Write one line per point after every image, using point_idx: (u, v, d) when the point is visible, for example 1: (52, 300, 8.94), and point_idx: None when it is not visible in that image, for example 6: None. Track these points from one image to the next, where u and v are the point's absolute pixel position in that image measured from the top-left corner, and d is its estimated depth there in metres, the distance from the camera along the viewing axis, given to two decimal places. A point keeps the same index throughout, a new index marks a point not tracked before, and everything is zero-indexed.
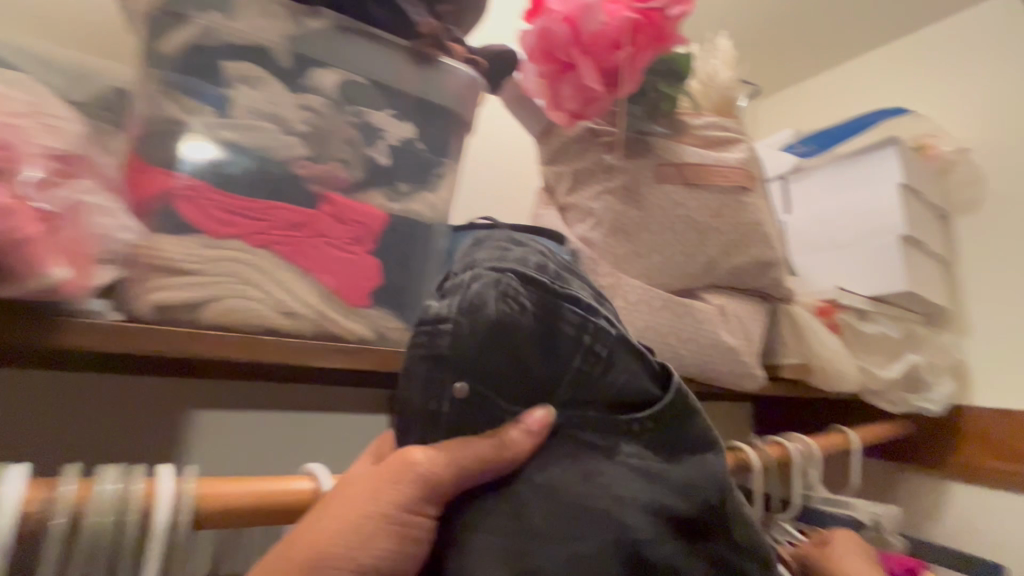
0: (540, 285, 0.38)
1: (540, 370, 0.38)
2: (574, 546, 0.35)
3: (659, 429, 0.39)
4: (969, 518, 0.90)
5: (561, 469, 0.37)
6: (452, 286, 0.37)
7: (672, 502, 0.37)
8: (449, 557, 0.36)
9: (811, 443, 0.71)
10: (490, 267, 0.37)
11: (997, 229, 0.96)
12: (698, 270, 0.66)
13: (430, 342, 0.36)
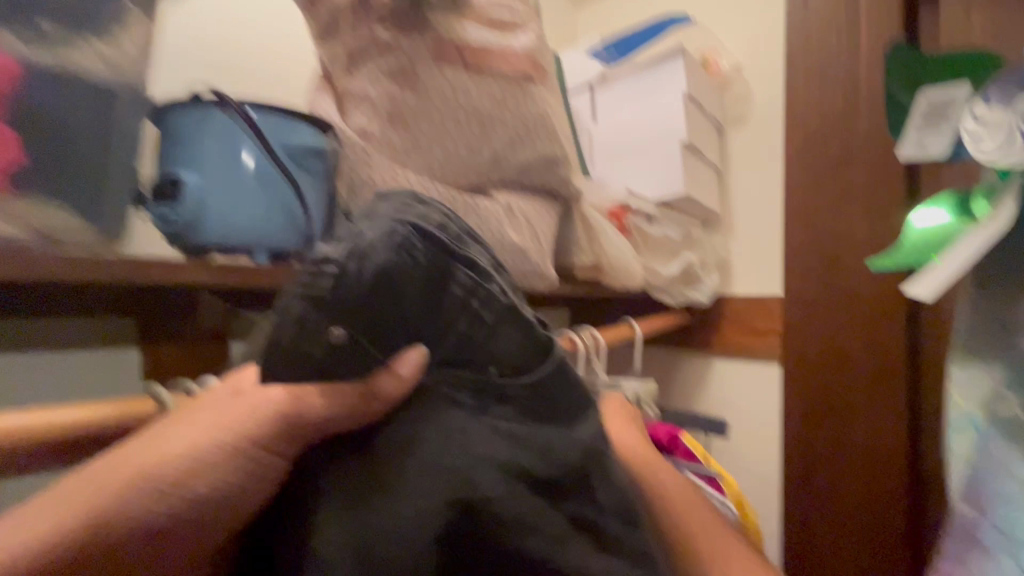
0: (437, 239, 0.34)
1: (427, 322, 0.34)
2: (413, 502, 0.30)
3: (537, 386, 0.36)
4: (725, 386, 1.09)
5: (432, 428, 0.32)
6: (352, 229, 0.32)
7: (528, 463, 0.33)
8: (295, 519, 0.31)
9: (597, 335, 0.75)
10: (394, 217, 0.33)
11: (758, 140, 1.09)
12: (483, 164, 0.62)
13: (312, 284, 0.30)
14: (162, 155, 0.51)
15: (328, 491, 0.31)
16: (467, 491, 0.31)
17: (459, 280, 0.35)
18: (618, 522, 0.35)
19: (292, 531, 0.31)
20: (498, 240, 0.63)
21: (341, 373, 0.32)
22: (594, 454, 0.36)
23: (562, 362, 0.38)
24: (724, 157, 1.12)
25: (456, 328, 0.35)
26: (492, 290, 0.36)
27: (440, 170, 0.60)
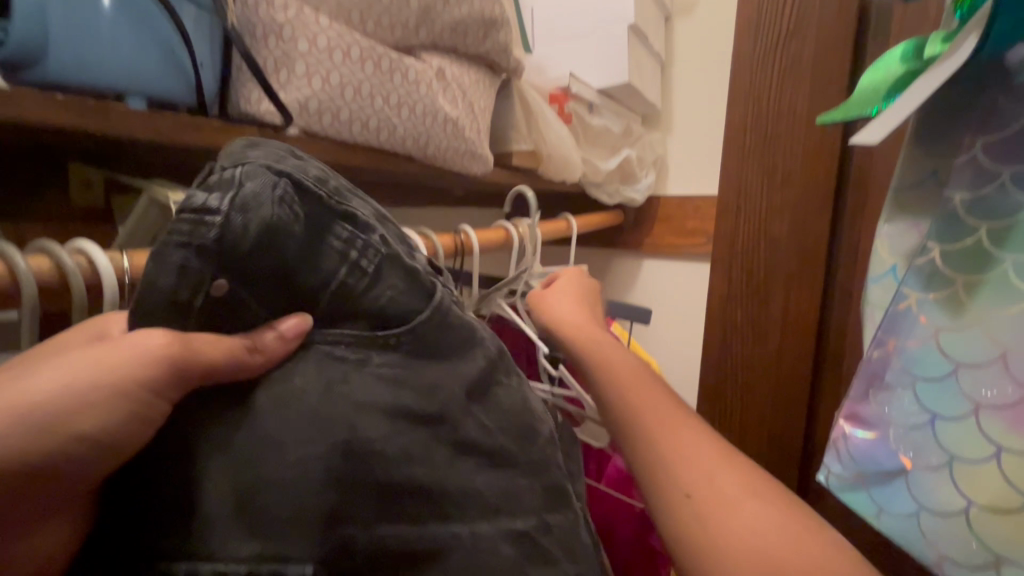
0: (318, 193, 0.28)
1: (303, 271, 0.28)
2: (289, 454, 0.26)
3: (426, 339, 0.30)
4: (654, 283, 1.13)
5: (304, 374, 0.27)
6: (221, 175, 0.26)
7: (418, 403, 0.28)
8: (174, 480, 0.26)
9: (534, 225, 0.73)
10: (272, 161, 0.27)
11: (701, 31, 1.05)
12: (411, 17, 0.54)
13: (189, 236, 0.25)
14: None
15: (192, 436, 0.26)
16: (345, 432, 0.26)
17: (336, 236, 0.28)
18: (518, 441, 0.32)
19: (173, 497, 0.26)
20: (430, 110, 0.57)
21: (226, 329, 0.27)
22: (488, 391, 0.31)
23: (456, 317, 0.31)
24: (669, 49, 1.09)
25: (333, 292, 0.28)
26: (382, 245, 0.29)
27: (359, 21, 0.51)
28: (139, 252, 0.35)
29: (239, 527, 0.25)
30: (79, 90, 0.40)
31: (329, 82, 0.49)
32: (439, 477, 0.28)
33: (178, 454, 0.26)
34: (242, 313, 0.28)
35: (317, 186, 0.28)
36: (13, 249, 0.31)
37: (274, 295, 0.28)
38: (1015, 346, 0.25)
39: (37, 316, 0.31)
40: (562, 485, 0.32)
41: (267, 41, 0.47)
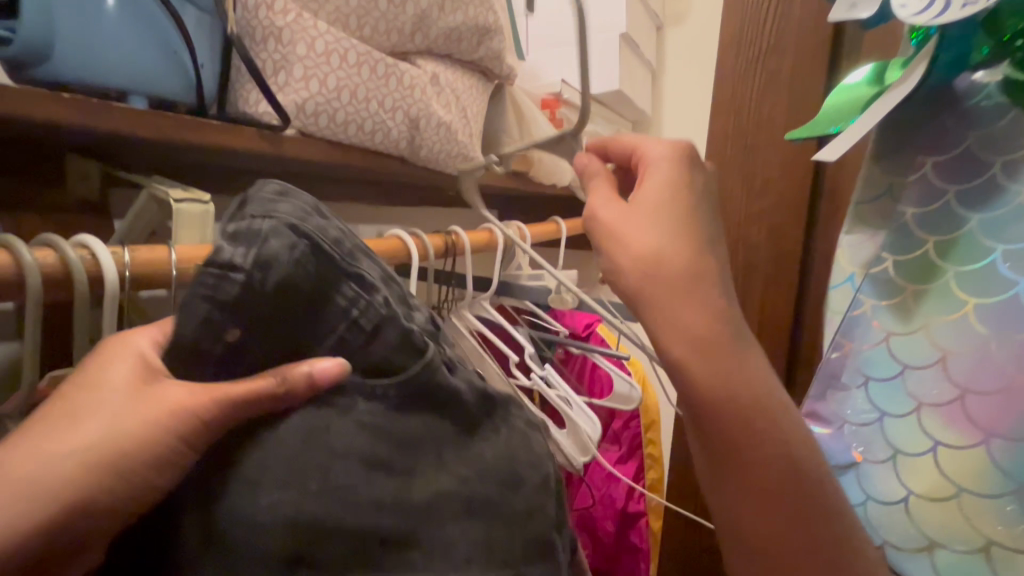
0: (332, 252, 0.26)
1: (304, 328, 0.26)
2: (266, 497, 0.23)
3: (417, 389, 0.27)
4: None
5: (290, 424, 0.25)
6: (244, 225, 0.25)
7: (390, 454, 0.26)
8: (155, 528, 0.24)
9: (523, 228, 0.74)
10: (290, 218, 0.26)
11: (691, 41, 1.07)
12: (406, 23, 0.56)
13: (201, 287, 0.24)
14: None
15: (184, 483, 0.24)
16: (319, 480, 0.24)
17: (341, 297, 0.26)
18: (491, 486, 0.27)
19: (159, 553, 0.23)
20: (423, 113, 0.58)
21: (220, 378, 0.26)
22: (470, 446, 0.28)
23: (448, 382, 0.28)
24: (660, 58, 1.11)
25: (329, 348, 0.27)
26: (385, 307, 0.27)
27: (355, 26, 0.53)
28: (140, 245, 0.37)
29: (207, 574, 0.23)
30: (83, 88, 0.41)
31: (326, 86, 0.51)
32: (413, 522, 0.25)
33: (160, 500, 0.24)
34: (235, 363, 0.26)
35: (333, 245, 0.27)
36: (20, 242, 0.32)
37: (266, 346, 0.26)
38: (952, 352, 0.28)
39: (40, 306, 0.32)
40: (547, 535, 0.29)
41: (267, 44, 0.49)
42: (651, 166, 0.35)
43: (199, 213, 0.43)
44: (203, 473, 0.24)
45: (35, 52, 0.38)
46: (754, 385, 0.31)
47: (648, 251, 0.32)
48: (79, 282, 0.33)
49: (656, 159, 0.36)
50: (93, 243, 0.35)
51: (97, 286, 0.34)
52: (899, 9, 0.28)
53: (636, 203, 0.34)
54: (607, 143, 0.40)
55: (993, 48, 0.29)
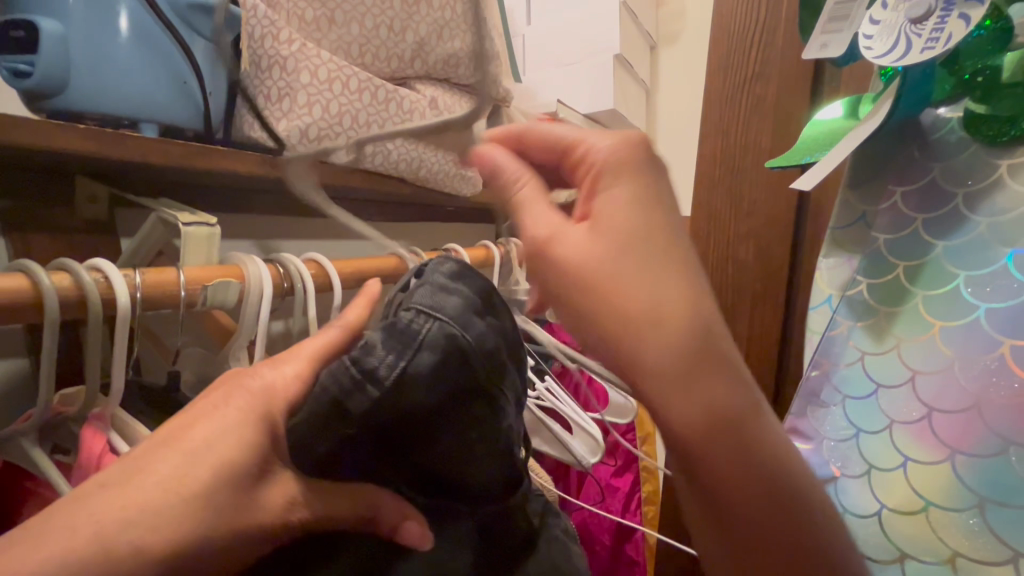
0: (470, 372, 0.28)
1: (410, 437, 0.29)
2: None
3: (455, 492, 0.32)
4: None
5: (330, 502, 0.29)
6: (402, 323, 0.27)
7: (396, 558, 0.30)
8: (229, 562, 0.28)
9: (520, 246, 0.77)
10: (441, 333, 0.27)
11: (684, 61, 1.10)
12: (407, 51, 0.58)
13: (341, 386, 0.27)
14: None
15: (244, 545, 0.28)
16: None
17: (449, 422, 0.29)
18: None
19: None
20: (422, 135, 0.60)
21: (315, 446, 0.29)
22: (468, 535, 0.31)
23: (481, 486, 0.32)
24: (654, 77, 1.14)
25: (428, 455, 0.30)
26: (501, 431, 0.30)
27: (358, 54, 0.55)
28: (150, 268, 0.39)
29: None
30: (98, 119, 0.43)
31: (328, 111, 0.52)
32: None
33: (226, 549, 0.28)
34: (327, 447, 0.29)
35: (478, 367, 0.28)
36: (38, 267, 0.34)
37: (377, 441, 0.29)
38: (921, 372, 0.30)
39: (57, 327, 0.33)
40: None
41: (272, 72, 0.51)
42: (619, 177, 0.27)
43: (205, 236, 0.44)
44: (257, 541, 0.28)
45: (53, 83, 0.40)
46: (773, 466, 0.27)
47: (645, 307, 0.25)
48: (93, 304, 0.35)
49: (617, 169, 0.27)
50: (111, 269, 0.36)
51: (109, 308, 0.36)
52: (865, 51, 0.31)
53: (597, 222, 0.27)
54: (522, 138, 0.32)
55: (950, 88, 0.32)
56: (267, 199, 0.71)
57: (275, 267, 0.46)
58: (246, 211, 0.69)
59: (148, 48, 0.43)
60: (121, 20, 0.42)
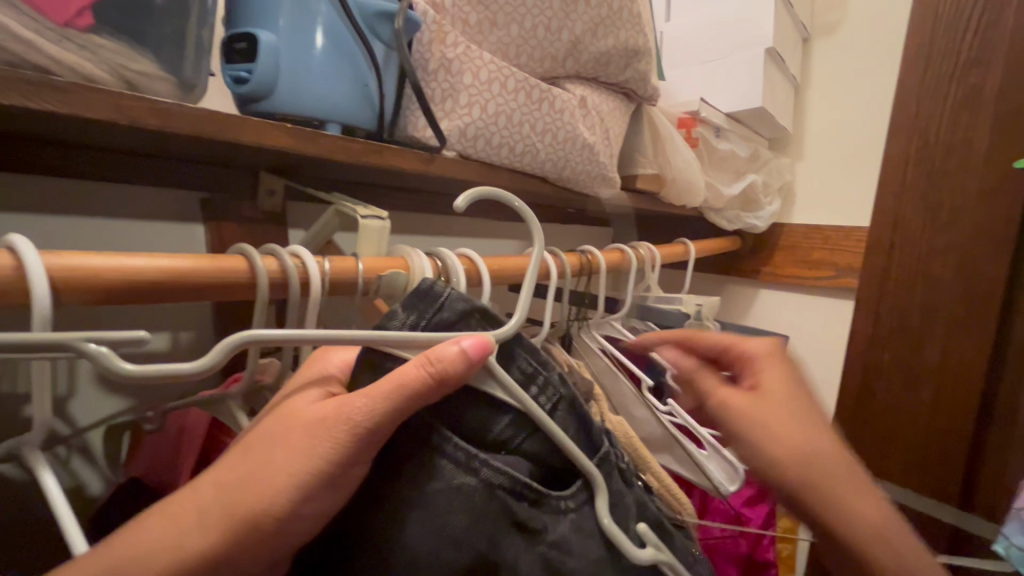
0: (452, 321, 0.35)
1: (427, 494, 0.31)
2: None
3: (505, 514, 0.32)
4: (769, 314, 1.09)
5: (398, 499, 0.31)
6: (428, 290, 0.35)
7: (473, 555, 0.31)
8: (350, 544, 0.31)
9: (655, 250, 0.75)
10: (424, 294, 0.35)
11: (844, 54, 1.01)
12: (560, 50, 0.58)
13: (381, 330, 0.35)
14: (230, 14, 0.49)
15: (347, 529, 0.31)
16: None
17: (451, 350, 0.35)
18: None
19: (349, 558, 0.31)
20: (569, 135, 0.60)
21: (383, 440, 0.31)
22: (541, 537, 0.33)
23: (522, 501, 0.32)
24: (804, 71, 1.06)
25: (538, 447, 0.35)
26: (498, 466, 0.32)
27: (514, 53, 0.56)
28: (335, 257, 0.42)
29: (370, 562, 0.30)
30: (293, 119, 0.48)
31: (486, 111, 0.54)
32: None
33: (352, 539, 0.31)
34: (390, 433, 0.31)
35: (454, 317, 0.35)
36: (253, 250, 0.37)
37: (395, 478, 0.31)
38: None
39: (267, 307, 0.37)
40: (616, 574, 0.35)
41: (437, 74, 0.52)
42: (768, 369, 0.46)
43: (378, 229, 0.47)
44: (357, 521, 0.31)
45: (265, 88, 0.45)
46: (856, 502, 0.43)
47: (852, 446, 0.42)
48: (293, 284, 0.38)
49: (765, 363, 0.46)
50: (304, 252, 0.40)
51: (305, 292, 0.39)
52: None
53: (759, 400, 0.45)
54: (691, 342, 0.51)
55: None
56: (414, 198, 0.75)
57: (434, 261, 0.48)
58: (397, 210, 0.74)
59: (339, 54, 0.47)
60: (319, 28, 0.46)
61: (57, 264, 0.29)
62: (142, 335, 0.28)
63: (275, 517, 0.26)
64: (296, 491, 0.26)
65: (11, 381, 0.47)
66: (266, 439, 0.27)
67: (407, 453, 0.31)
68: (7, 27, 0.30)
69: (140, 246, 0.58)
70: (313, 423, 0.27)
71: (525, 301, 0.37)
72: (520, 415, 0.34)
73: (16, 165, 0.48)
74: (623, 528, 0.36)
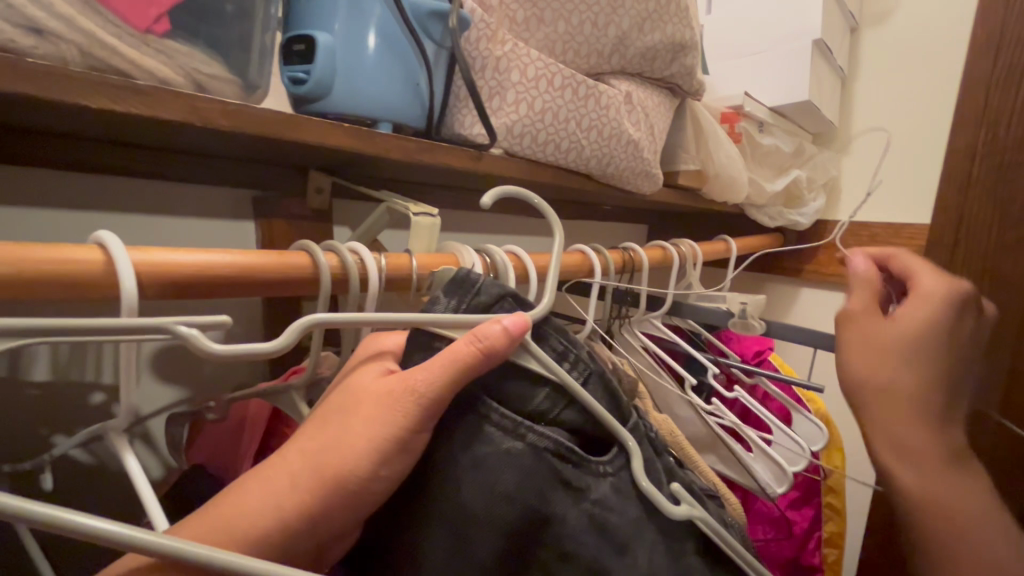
0: (490, 305, 0.35)
1: (471, 460, 0.31)
2: (465, 548, 0.30)
3: (547, 477, 0.31)
4: (812, 314, 1.06)
5: (444, 466, 0.31)
6: (466, 276, 0.35)
7: (516, 517, 0.30)
8: (400, 512, 0.31)
9: (697, 247, 0.74)
10: (461, 279, 0.35)
11: (894, 44, 0.98)
12: (607, 46, 0.57)
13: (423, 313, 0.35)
14: (287, 17, 0.50)
15: (398, 501, 0.31)
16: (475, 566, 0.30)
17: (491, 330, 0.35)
18: (608, 544, 0.32)
19: (399, 526, 0.31)
20: (615, 131, 0.60)
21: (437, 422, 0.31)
22: (583, 499, 0.32)
23: (563, 466, 0.32)
24: (851, 63, 1.03)
25: (577, 418, 0.34)
26: (540, 433, 0.32)
27: (561, 50, 0.56)
28: (391, 253, 0.43)
29: (418, 527, 0.31)
30: (347, 119, 0.50)
31: (533, 108, 0.54)
32: (531, 543, 0.31)
33: (402, 509, 0.31)
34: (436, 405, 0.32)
35: (491, 300, 0.35)
36: (315, 246, 0.39)
37: (439, 445, 0.31)
38: None
39: (328, 302, 0.38)
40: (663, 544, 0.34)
41: (485, 73, 0.53)
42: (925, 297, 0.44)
43: (429, 226, 0.47)
44: (407, 496, 0.31)
45: (321, 89, 0.47)
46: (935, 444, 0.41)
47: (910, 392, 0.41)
48: (352, 279, 0.39)
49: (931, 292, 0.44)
50: (361, 248, 0.41)
51: (362, 287, 0.40)
52: None
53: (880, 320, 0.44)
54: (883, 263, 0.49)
55: None
56: (456, 195, 0.76)
57: (483, 258, 0.48)
58: (439, 207, 0.75)
59: (392, 54, 0.48)
60: (373, 28, 0.47)
61: (140, 259, 0.31)
62: (220, 318, 0.29)
63: (358, 479, 0.27)
64: (372, 456, 0.27)
65: (83, 369, 0.50)
66: (332, 418, 0.28)
67: (452, 421, 0.31)
68: (95, 35, 0.31)
69: (197, 242, 0.60)
70: (381, 394, 0.28)
71: (552, 288, 0.38)
72: (558, 384, 0.33)
73: (88, 164, 0.51)
74: (662, 491, 0.35)
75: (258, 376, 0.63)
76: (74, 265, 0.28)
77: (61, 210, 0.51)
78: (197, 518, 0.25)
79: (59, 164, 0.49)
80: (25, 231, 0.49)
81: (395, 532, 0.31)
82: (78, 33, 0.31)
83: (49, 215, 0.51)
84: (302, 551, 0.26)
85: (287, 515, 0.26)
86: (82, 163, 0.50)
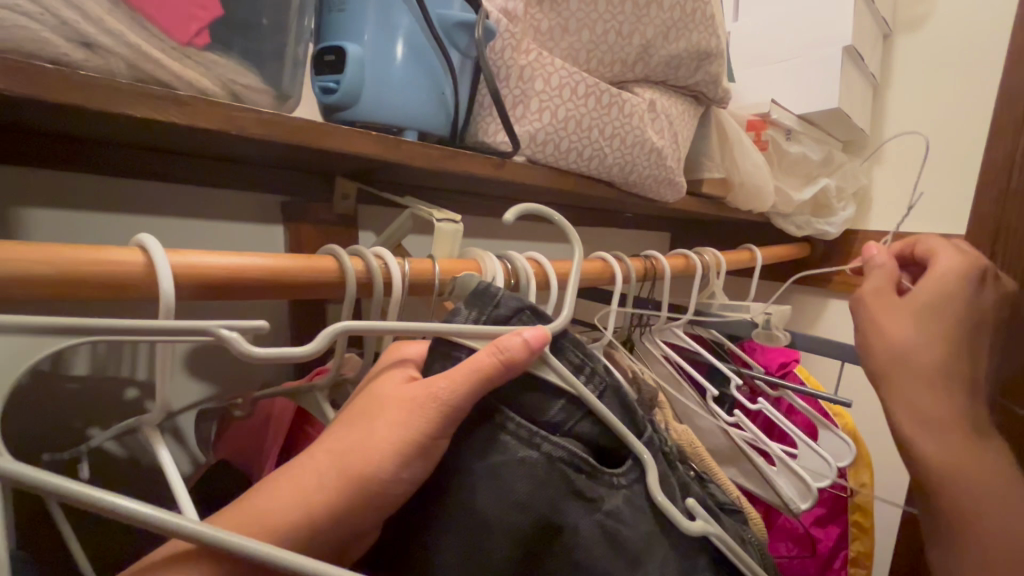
0: (509, 317, 0.35)
1: (486, 467, 0.31)
2: (480, 552, 0.31)
3: (562, 487, 0.32)
4: (840, 325, 1.03)
5: (459, 472, 0.31)
6: (486, 288, 0.35)
7: (530, 524, 0.31)
8: (415, 514, 0.32)
9: (720, 256, 0.73)
10: (480, 291, 0.35)
11: (930, 50, 0.96)
12: (631, 55, 0.57)
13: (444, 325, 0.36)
14: (319, 29, 0.52)
15: (414, 502, 0.32)
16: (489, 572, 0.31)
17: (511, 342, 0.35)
18: (622, 556, 0.32)
19: (414, 527, 0.32)
20: (638, 140, 0.60)
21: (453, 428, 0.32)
22: (597, 510, 0.32)
23: (579, 478, 0.32)
24: (884, 70, 1.01)
25: (592, 430, 0.34)
26: (556, 444, 0.32)
27: (584, 59, 0.56)
28: (414, 259, 0.43)
29: (432, 529, 0.31)
30: (374, 127, 0.51)
31: (556, 117, 0.55)
32: (544, 550, 0.32)
33: (418, 510, 0.32)
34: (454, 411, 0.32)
35: (510, 312, 0.35)
36: (341, 250, 0.40)
37: (456, 452, 0.31)
38: None
39: (352, 305, 0.39)
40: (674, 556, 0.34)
41: (509, 82, 0.54)
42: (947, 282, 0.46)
43: (451, 232, 0.48)
44: (423, 498, 0.32)
45: (350, 98, 0.48)
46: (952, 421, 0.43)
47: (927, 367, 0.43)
48: (375, 283, 0.40)
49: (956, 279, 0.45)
50: (385, 253, 0.42)
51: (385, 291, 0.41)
52: None
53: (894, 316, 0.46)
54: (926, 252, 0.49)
55: None
56: (478, 201, 0.76)
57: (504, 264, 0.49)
58: (462, 213, 0.76)
59: (418, 64, 0.49)
60: (400, 39, 0.48)
61: (175, 261, 0.32)
62: (262, 322, 0.31)
63: (377, 481, 0.27)
64: (391, 459, 0.28)
65: (119, 365, 0.52)
66: (357, 421, 0.29)
67: (469, 429, 0.32)
68: (139, 48, 0.33)
69: (228, 244, 0.63)
70: (404, 401, 0.29)
71: (571, 299, 0.38)
72: (575, 398, 0.34)
73: (128, 169, 0.53)
74: (676, 504, 0.35)
75: (284, 375, 0.64)
76: (113, 265, 0.29)
77: (102, 211, 0.54)
78: (221, 513, 0.26)
79: (102, 168, 0.52)
80: (69, 232, 0.52)
81: (410, 533, 0.32)
82: (123, 47, 0.33)
83: (92, 217, 0.53)
84: (322, 548, 0.27)
85: (307, 512, 0.26)
86: (123, 168, 0.53)
